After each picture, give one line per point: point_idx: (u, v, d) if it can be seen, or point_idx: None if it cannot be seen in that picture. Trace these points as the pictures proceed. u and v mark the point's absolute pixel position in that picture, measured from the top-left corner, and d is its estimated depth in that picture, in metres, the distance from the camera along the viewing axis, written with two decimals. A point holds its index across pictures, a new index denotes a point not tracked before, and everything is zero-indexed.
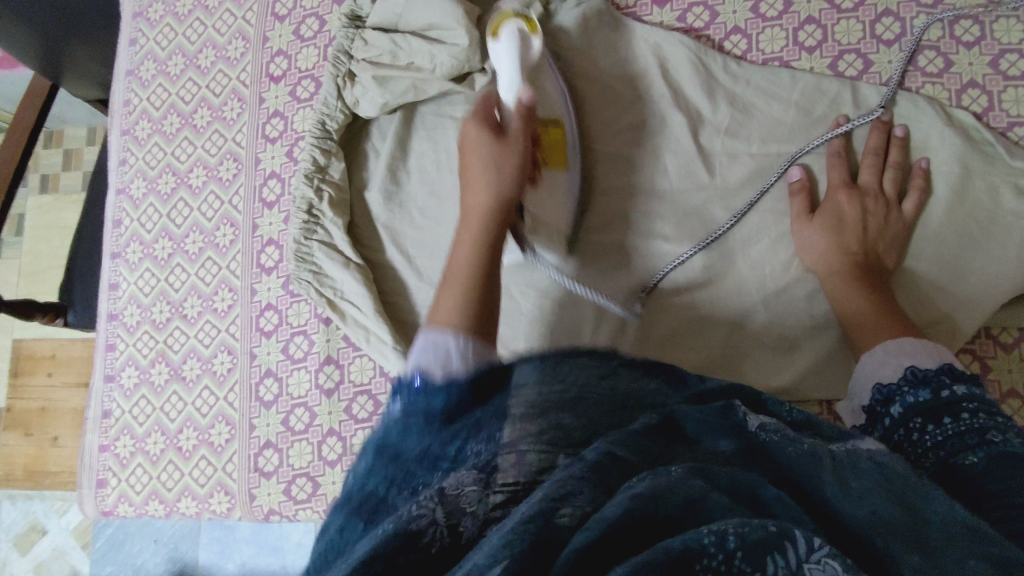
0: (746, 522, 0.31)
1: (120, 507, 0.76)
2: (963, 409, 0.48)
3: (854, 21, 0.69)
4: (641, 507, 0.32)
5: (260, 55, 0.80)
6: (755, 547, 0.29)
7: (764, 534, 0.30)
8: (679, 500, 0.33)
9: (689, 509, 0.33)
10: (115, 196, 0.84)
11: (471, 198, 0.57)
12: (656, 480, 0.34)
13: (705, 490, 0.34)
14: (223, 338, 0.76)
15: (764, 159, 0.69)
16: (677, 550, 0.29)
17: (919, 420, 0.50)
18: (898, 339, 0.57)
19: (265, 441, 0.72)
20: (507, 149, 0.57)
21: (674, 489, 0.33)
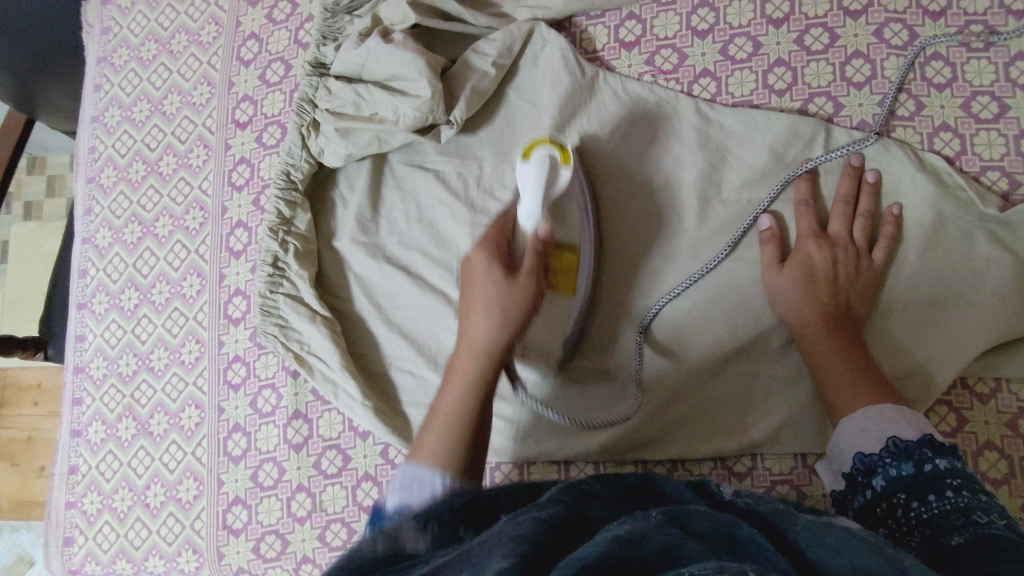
0: (722, 566, 0.30)
1: (86, 566, 0.74)
2: (946, 484, 0.47)
3: (824, 64, 0.68)
4: (620, 548, 0.32)
5: (226, 100, 0.79)
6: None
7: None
8: (657, 544, 0.33)
9: (666, 553, 0.32)
10: (82, 244, 0.82)
11: (471, 334, 0.59)
12: (636, 526, 0.36)
13: (681, 538, 0.35)
14: (191, 392, 0.75)
15: (736, 206, 0.68)
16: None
17: (902, 495, 0.49)
18: (878, 405, 0.55)
19: (233, 497, 0.71)
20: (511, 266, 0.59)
21: (651, 536, 0.34)
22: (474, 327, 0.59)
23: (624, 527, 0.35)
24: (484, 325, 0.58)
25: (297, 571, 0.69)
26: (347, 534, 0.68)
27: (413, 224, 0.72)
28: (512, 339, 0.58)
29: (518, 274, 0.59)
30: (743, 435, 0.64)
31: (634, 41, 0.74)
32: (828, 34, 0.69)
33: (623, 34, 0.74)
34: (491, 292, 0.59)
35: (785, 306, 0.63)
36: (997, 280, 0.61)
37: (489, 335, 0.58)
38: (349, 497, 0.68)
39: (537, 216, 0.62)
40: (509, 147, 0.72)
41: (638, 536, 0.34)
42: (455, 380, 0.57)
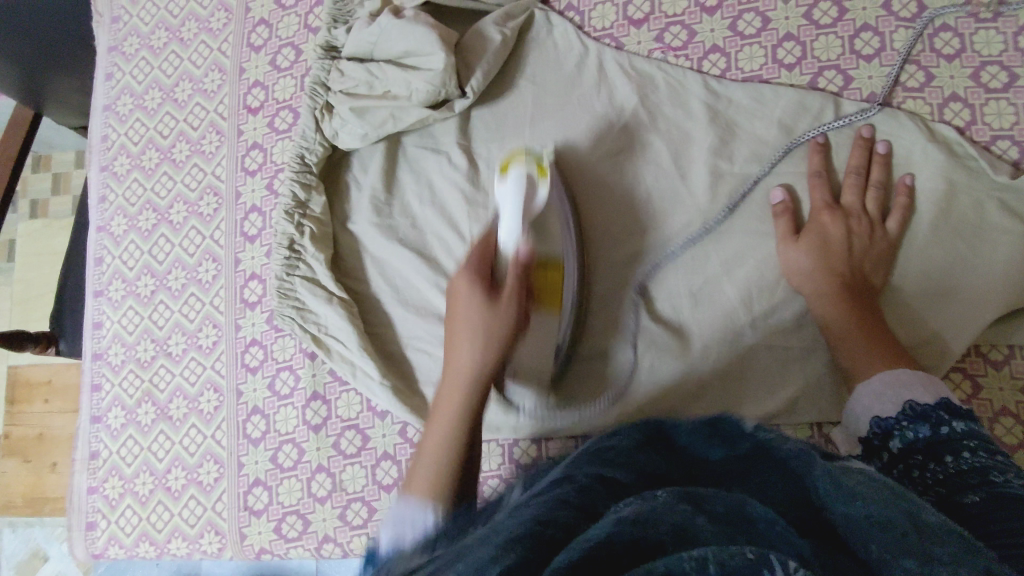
0: (728, 550, 0.29)
1: (110, 549, 0.75)
2: (963, 443, 0.48)
3: (833, 37, 0.69)
4: (625, 530, 0.32)
5: (237, 86, 0.80)
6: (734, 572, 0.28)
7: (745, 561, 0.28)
8: (667, 525, 0.32)
9: (677, 535, 0.32)
10: (96, 233, 0.83)
11: (456, 358, 0.59)
12: (642, 506, 0.35)
13: (690, 513, 0.34)
14: (209, 376, 0.75)
15: (748, 179, 0.68)
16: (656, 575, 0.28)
17: (919, 456, 0.49)
18: (893, 370, 0.57)
19: (253, 479, 0.72)
20: (496, 313, 0.59)
21: (657, 515, 0.33)
22: (460, 351, 0.59)
23: (631, 507, 0.34)
24: (469, 351, 0.59)
25: (318, 550, 0.69)
26: (368, 512, 0.68)
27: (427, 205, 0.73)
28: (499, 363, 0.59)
29: (501, 296, 0.60)
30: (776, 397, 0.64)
31: (642, 18, 0.74)
32: (837, 8, 0.69)
33: (631, 12, 0.74)
34: (476, 318, 0.59)
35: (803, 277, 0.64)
36: (1010, 247, 0.62)
37: (473, 361, 0.58)
38: (369, 476, 0.69)
39: (518, 238, 0.61)
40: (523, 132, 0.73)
41: (646, 517, 0.33)
42: (441, 417, 0.57)
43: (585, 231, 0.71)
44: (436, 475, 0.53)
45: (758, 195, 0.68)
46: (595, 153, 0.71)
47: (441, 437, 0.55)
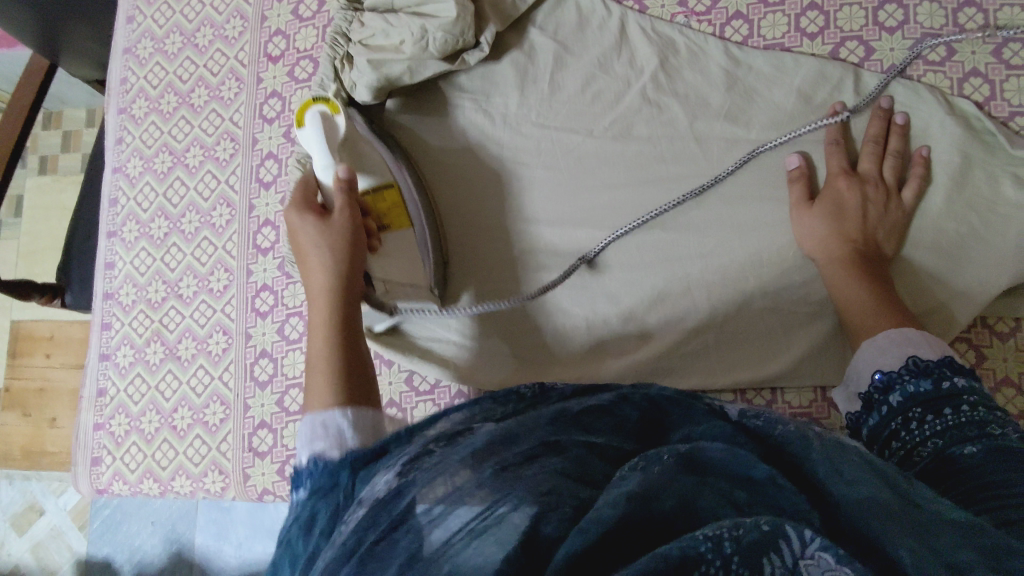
0: (739, 523, 0.31)
1: (114, 485, 0.76)
2: (964, 398, 0.48)
3: (857, 8, 0.69)
4: (637, 510, 0.33)
5: (259, 34, 0.80)
6: (747, 548, 0.30)
7: (759, 536, 0.31)
8: (674, 500, 0.34)
9: (682, 508, 0.34)
10: (112, 174, 0.84)
11: (312, 281, 0.58)
12: (648, 476, 0.35)
13: (695, 489, 0.35)
14: (218, 319, 0.76)
15: (762, 146, 0.68)
16: (675, 559, 0.29)
17: (918, 410, 0.50)
18: (900, 329, 0.56)
19: (259, 421, 0.72)
20: (330, 228, 0.59)
21: (662, 487, 0.34)
22: (312, 269, 0.58)
23: (637, 477, 0.35)
24: (318, 258, 0.58)
25: None
26: None
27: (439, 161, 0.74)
28: (343, 337, 0.55)
29: (332, 214, 0.60)
30: (768, 363, 0.66)
31: None
32: None
33: None
34: (313, 234, 0.59)
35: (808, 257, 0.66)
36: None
37: (325, 270, 0.57)
38: None
39: (336, 169, 0.63)
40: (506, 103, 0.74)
41: (651, 491, 0.34)
42: (314, 376, 0.52)
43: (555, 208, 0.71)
44: (326, 389, 0.50)
45: (773, 158, 0.68)
46: (612, 113, 0.71)
47: (322, 386, 0.51)
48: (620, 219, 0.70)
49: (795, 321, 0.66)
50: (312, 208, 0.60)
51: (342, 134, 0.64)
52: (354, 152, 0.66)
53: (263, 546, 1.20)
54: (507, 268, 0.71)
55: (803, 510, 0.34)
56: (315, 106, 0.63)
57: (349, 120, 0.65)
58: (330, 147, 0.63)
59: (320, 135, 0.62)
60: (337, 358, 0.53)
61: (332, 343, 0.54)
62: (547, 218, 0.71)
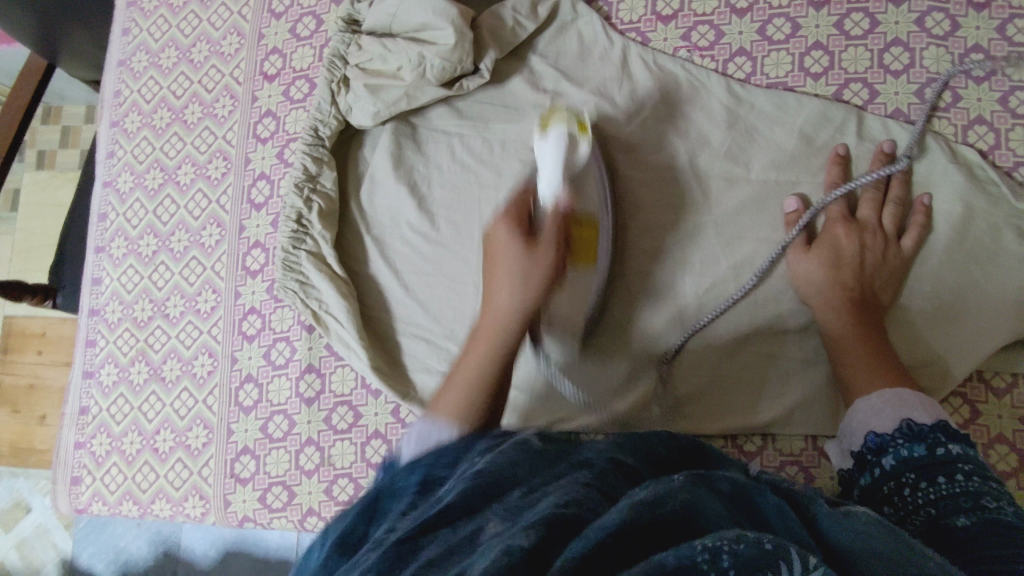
0: (740, 538, 0.29)
1: (93, 505, 0.75)
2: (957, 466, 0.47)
3: (863, 50, 0.67)
4: (641, 515, 0.31)
5: (255, 52, 0.78)
6: (745, 562, 0.28)
7: (760, 553, 0.28)
8: (677, 506, 0.33)
9: (685, 515, 0.32)
10: (102, 187, 0.82)
11: (493, 302, 0.59)
12: (654, 487, 0.34)
13: (701, 499, 0.34)
14: (205, 341, 0.75)
15: (762, 187, 0.67)
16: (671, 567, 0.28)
17: (911, 475, 0.49)
18: (897, 390, 0.56)
19: (242, 447, 0.71)
20: (536, 260, 0.58)
21: (666, 496, 0.33)
22: (498, 295, 0.59)
23: (648, 489, 0.34)
24: (508, 294, 0.58)
25: (302, 523, 0.69)
26: (353, 490, 0.68)
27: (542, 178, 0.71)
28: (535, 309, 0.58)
29: (537, 245, 0.59)
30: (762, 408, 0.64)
31: (671, 15, 0.72)
32: (869, 20, 0.68)
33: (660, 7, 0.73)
34: (513, 254, 0.59)
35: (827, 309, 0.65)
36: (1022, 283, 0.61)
37: (511, 301, 0.58)
38: (358, 453, 0.68)
39: (558, 191, 0.59)
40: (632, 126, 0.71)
41: (659, 497, 0.33)
42: (478, 343, 0.57)
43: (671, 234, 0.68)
44: (462, 403, 0.53)
45: (775, 202, 0.67)
46: (612, 147, 0.70)
47: (463, 398, 0.53)
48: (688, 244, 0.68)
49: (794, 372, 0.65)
50: (521, 232, 0.60)
51: (579, 160, 0.60)
52: (580, 185, 0.63)
53: (249, 552, 1.19)
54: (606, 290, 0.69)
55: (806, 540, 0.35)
56: (563, 122, 0.60)
57: (590, 152, 0.61)
58: (564, 167, 0.60)
59: (558, 154, 0.59)
60: (513, 329, 0.57)
61: (521, 312, 0.58)
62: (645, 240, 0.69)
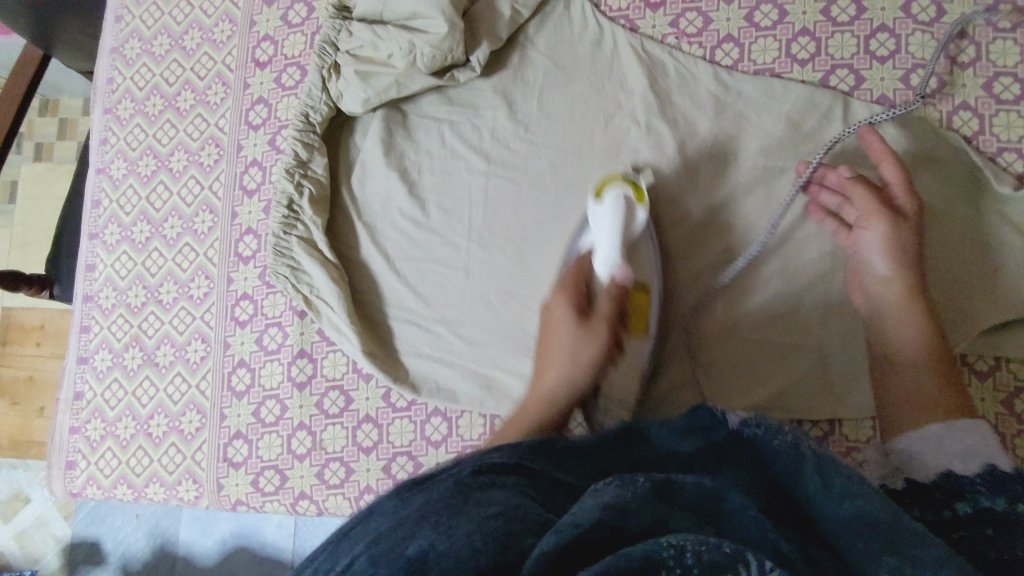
0: (705, 541, 0.31)
1: (88, 489, 0.76)
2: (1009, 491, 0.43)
3: (848, 36, 0.68)
4: (609, 521, 0.33)
5: (247, 39, 0.79)
6: (710, 566, 0.29)
7: (722, 556, 0.30)
8: (643, 517, 0.34)
9: (651, 526, 0.33)
10: (95, 175, 0.83)
11: (545, 378, 0.62)
12: (623, 492, 0.35)
13: (668, 513, 0.35)
14: (197, 326, 0.75)
15: (750, 172, 0.68)
16: (637, 563, 0.29)
17: (939, 496, 0.46)
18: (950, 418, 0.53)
19: (234, 431, 0.72)
20: (591, 334, 0.61)
21: (637, 505, 0.34)
22: (549, 373, 0.61)
23: (616, 489, 0.35)
24: (558, 371, 0.61)
25: (294, 506, 0.70)
26: (345, 473, 0.69)
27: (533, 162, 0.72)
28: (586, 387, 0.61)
29: (591, 317, 0.62)
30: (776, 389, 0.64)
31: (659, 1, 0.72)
32: (855, 6, 0.68)
33: None
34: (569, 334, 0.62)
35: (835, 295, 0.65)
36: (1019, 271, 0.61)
37: (562, 376, 0.61)
38: (349, 437, 0.69)
39: (614, 269, 0.63)
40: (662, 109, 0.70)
41: (629, 506, 0.34)
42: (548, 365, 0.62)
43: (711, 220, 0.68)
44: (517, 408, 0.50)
45: (764, 185, 0.68)
46: (601, 133, 0.70)
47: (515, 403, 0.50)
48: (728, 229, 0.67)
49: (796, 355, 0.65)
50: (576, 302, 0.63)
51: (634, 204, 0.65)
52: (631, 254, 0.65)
53: (248, 544, 1.20)
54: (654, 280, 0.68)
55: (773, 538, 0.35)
56: None
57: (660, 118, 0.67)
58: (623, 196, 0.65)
59: (615, 219, 0.64)
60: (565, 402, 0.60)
61: (572, 383, 0.61)
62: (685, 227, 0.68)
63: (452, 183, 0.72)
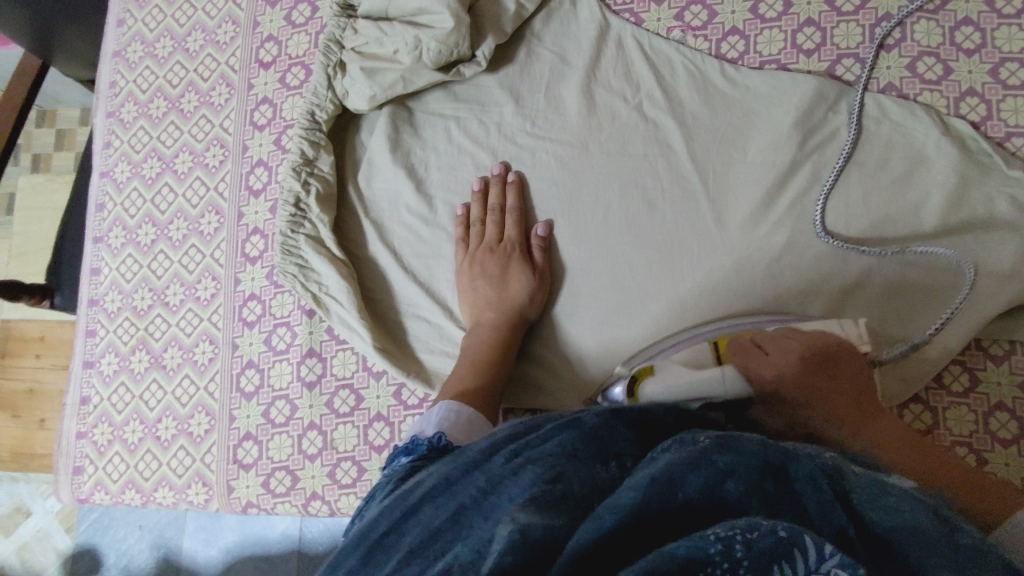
0: (754, 525, 0.30)
1: (95, 495, 0.75)
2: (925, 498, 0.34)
3: (853, 25, 0.68)
4: (654, 497, 0.32)
5: (250, 40, 0.79)
6: (758, 555, 0.28)
7: (773, 543, 0.29)
8: (695, 488, 0.33)
9: (707, 495, 0.33)
10: (100, 178, 0.83)
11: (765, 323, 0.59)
12: (676, 457, 0.34)
13: (719, 474, 0.33)
14: (205, 328, 0.75)
15: (761, 167, 0.65)
16: (680, 558, 0.28)
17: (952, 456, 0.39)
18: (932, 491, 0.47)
19: (244, 433, 0.71)
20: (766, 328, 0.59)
21: (684, 476, 0.33)
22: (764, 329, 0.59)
23: (667, 459, 0.34)
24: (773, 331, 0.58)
25: (306, 507, 0.69)
26: (357, 472, 0.68)
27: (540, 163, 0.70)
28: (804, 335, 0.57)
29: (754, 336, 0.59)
30: None
31: None
32: None
33: None
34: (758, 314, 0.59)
35: (858, 283, 0.62)
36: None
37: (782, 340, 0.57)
38: (360, 436, 0.68)
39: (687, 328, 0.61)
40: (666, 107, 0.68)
41: (678, 473, 0.33)
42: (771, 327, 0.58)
43: (711, 212, 0.65)
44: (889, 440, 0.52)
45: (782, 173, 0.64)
46: (608, 127, 0.69)
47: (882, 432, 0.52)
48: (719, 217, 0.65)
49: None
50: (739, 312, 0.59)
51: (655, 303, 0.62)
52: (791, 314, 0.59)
53: (253, 552, 1.19)
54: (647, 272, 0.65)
55: (815, 515, 0.33)
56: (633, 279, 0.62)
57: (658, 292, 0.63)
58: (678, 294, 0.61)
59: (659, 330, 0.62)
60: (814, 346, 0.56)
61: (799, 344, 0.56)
62: (676, 218, 0.66)
63: (466, 179, 0.72)
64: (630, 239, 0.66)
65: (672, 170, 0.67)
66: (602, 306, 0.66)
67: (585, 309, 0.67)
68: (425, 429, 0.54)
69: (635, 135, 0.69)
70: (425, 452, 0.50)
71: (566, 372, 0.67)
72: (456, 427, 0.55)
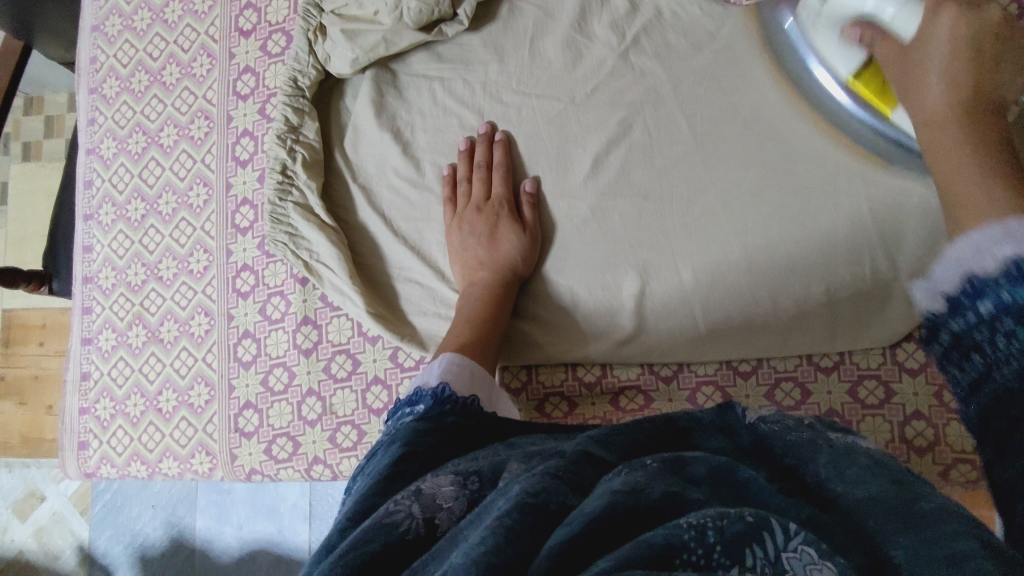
0: (723, 513, 0.29)
1: (102, 469, 0.76)
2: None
3: None
4: (623, 500, 0.31)
5: (229, 8, 0.78)
6: (731, 538, 0.28)
7: (744, 527, 0.28)
8: (660, 493, 0.32)
9: (671, 500, 0.32)
10: (87, 156, 0.83)
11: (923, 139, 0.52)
12: (632, 474, 0.34)
13: (683, 485, 0.33)
14: (199, 300, 0.75)
15: (745, 111, 0.64)
16: (659, 548, 0.28)
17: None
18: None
19: (244, 402, 0.72)
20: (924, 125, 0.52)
21: (650, 482, 0.33)
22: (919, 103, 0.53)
23: (623, 477, 0.33)
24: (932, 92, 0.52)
25: (309, 471, 0.70)
26: (357, 435, 0.69)
27: (527, 119, 0.70)
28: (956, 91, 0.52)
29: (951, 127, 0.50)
30: (773, 334, 0.63)
31: None
32: None
33: None
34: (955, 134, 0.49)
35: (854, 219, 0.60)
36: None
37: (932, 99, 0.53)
38: (359, 400, 0.69)
39: None
40: (651, 57, 0.67)
41: (637, 484, 0.32)
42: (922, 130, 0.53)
43: (695, 160, 0.64)
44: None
45: (765, 132, 0.63)
46: (593, 81, 0.68)
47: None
48: (704, 162, 0.64)
49: (809, 303, 0.61)
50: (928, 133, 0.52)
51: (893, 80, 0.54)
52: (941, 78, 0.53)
53: (263, 526, 1.21)
54: (637, 225, 0.65)
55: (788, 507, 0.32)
56: None
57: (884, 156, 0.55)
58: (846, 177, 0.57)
59: None
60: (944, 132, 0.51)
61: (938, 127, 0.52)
62: (660, 169, 0.65)
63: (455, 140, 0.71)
64: (615, 192, 0.66)
65: (657, 120, 0.66)
66: (597, 262, 0.66)
67: (581, 265, 0.67)
68: (428, 380, 0.55)
69: (620, 86, 0.68)
70: (427, 406, 0.51)
71: (559, 327, 0.68)
72: (457, 378, 0.55)
